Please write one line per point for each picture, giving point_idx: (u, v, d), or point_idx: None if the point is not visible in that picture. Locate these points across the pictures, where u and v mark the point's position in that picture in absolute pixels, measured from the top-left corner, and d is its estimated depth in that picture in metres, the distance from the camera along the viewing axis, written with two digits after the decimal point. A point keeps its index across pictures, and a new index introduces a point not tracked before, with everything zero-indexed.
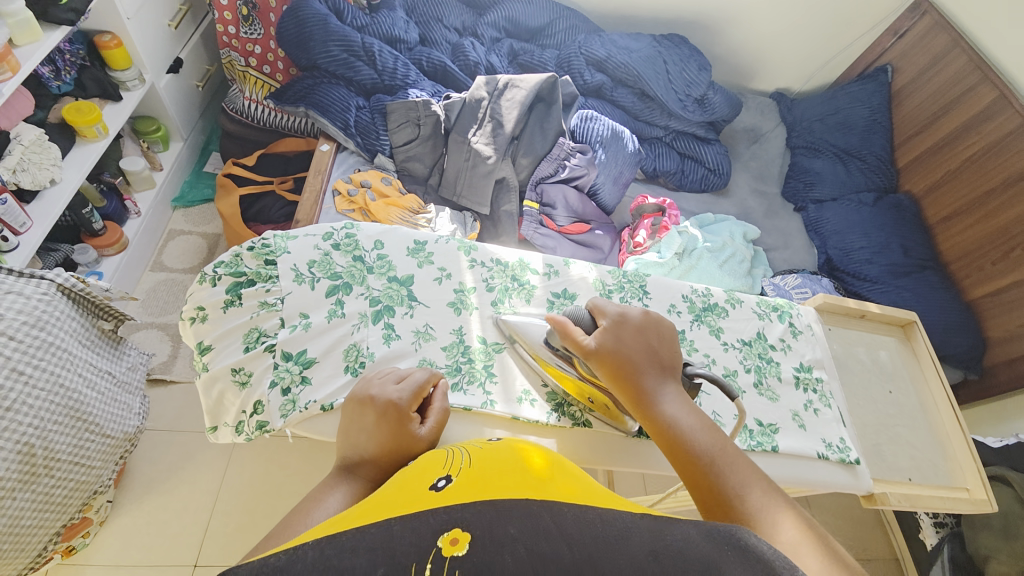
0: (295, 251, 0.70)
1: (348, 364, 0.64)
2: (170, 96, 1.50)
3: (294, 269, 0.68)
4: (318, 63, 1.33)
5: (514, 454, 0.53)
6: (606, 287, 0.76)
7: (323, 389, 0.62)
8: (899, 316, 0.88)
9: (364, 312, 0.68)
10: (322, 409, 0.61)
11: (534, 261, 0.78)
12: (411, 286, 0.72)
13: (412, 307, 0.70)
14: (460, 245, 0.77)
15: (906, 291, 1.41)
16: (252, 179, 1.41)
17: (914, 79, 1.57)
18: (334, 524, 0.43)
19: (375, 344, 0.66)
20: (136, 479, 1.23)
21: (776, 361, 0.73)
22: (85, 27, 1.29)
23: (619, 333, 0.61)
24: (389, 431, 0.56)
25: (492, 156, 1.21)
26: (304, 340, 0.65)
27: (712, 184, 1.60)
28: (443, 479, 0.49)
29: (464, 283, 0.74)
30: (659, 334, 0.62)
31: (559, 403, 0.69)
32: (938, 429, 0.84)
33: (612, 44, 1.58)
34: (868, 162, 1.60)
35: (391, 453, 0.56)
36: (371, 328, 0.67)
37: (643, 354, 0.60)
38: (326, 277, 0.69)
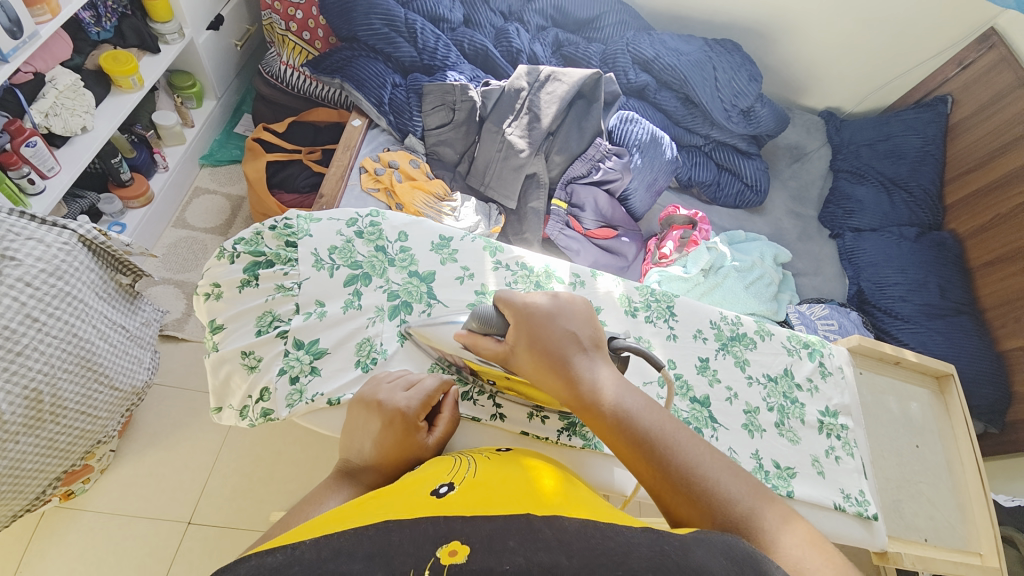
0: (317, 235, 0.68)
1: (360, 358, 0.63)
2: (208, 53, 1.48)
3: (314, 253, 0.67)
4: (358, 35, 1.30)
5: (521, 470, 0.51)
6: (632, 305, 0.72)
7: (332, 381, 0.61)
8: (936, 366, 0.84)
9: (381, 306, 0.66)
10: (328, 403, 0.60)
11: (560, 269, 0.75)
12: (432, 283, 0.69)
13: (431, 306, 0.68)
14: (486, 245, 0.74)
15: (938, 334, 1.34)
16: (281, 146, 1.40)
17: (973, 114, 1.48)
18: (329, 523, 0.41)
19: (389, 340, 0.65)
20: (141, 431, 1.25)
21: (801, 402, 0.70)
22: None
23: (534, 323, 0.56)
24: (394, 440, 0.55)
25: (526, 150, 1.18)
26: (318, 329, 0.63)
27: (747, 201, 1.55)
28: (445, 487, 0.47)
29: (486, 285, 0.71)
30: (574, 315, 0.57)
31: (571, 421, 0.66)
32: (961, 491, 0.80)
33: (662, 44, 1.52)
34: (915, 195, 1.53)
35: (396, 460, 0.55)
36: (386, 323, 0.65)
37: (563, 342, 0.55)
38: (346, 266, 0.67)
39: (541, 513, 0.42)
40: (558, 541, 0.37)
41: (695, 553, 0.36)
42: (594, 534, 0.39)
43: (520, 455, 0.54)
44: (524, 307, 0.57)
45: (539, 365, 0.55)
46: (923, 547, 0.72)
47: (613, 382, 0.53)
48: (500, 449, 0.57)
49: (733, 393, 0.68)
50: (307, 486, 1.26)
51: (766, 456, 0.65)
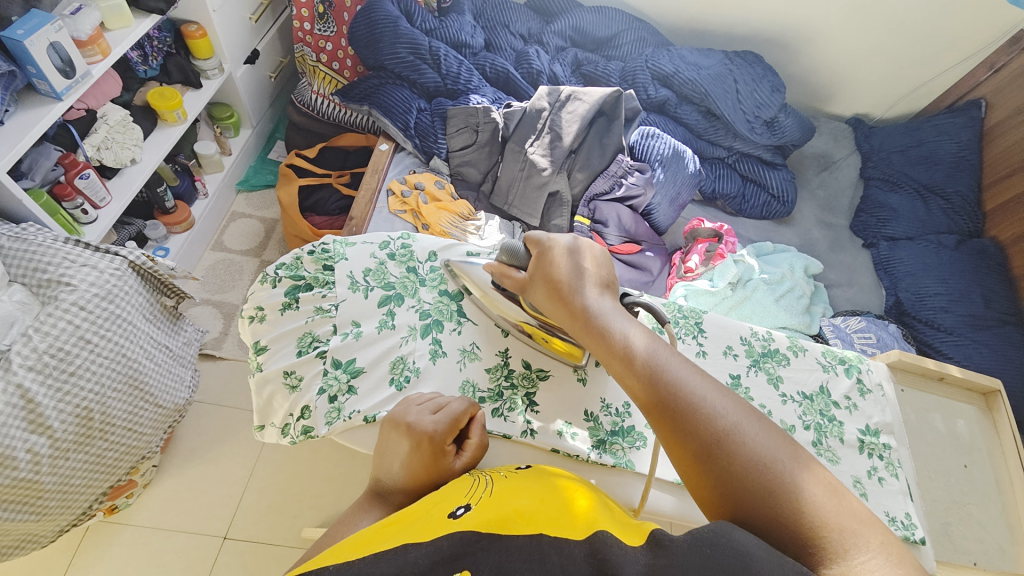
0: (352, 259, 0.70)
1: (394, 376, 0.64)
2: (245, 85, 1.57)
3: (349, 276, 0.69)
4: (385, 64, 1.35)
5: (541, 488, 0.51)
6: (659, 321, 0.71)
7: (367, 400, 0.63)
8: (982, 382, 0.80)
9: (414, 325, 0.67)
10: (364, 421, 0.61)
11: None
12: (461, 301, 0.70)
13: (461, 324, 0.69)
14: None
15: (984, 346, 1.28)
16: (312, 170, 1.46)
17: (1010, 117, 1.44)
18: (352, 550, 0.42)
19: (422, 358, 0.66)
20: (180, 447, 1.30)
21: (839, 420, 0.67)
22: (173, 16, 1.37)
23: (552, 259, 0.62)
24: (422, 464, 0.54)
25: (548, 169, 1.19)
26: (354, 349, 0.65)
27: (774, 212, 1.53)
28: (462, 507, 0.47)
29: None
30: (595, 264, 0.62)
31: (601, 439, 0.66)
32: (1013, 513, 0.75)
33: (681, 59, 1.53)
34: (952, 202, 1.48)
35: (424, 483, 0.55)
36: (418, 342, 0.66)
37: (576, 274, 0.60)
38: (379, 287, 0.69)
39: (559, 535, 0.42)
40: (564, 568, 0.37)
41: (729, 559, 0.36)
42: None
43: (538, 474, 0.55)
44: (547, 246, 0.63)
45: (554, 295, 0.60)
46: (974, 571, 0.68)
47: (619, 316, 0.57)
48: (521, 468, 0.57)
49: (767, 411, 0.65)
50: (338, 502, 1.28)
51: None
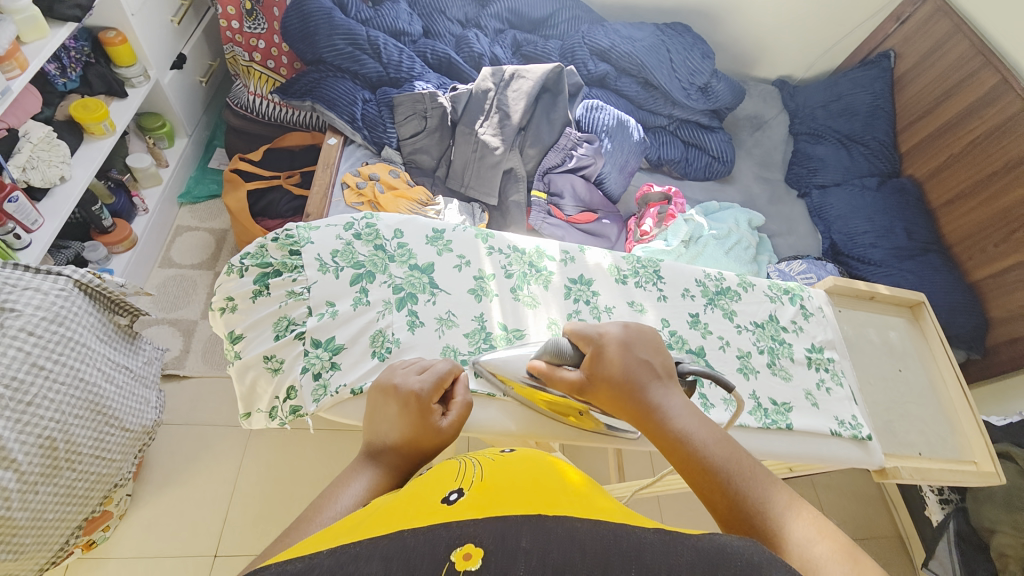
0: (318, 241, 0.69)
1: (375, 349, 0.64)
2: (174, 92, 1.51)
3: (318, 259, 0.68)
4: (323, 57, 1.31)
5: (535, 470, 0.51)
6: (621, 273, 0.74)
7: (352, 373, 0.63)
8: (907, 295, 0.87)
9: (389, 299, 0.67)
10: (351, 393, 0.61)
11: (550, 248, 0.76)
12: (432, 273, 0.71)
13: (435, 295, 0.69)
14: (477, 233, 0.76)
15: (910, 273, 1.42)
16: (258, 174, 1.43)
17: (916, 65, 1.59)
18: (346, 532, 0.39)
19: (401, 329, 0.66)
20: (153, 472, 1.26)
21: (788, 343, 0.73)
22: (88, 23, 1.29)
23: (605, 353, 0.58)
24: (412, 423, 0.55)
25: (500, 147, 1.21)
26: (332, 327, 0.65)
27: (716, 172, 1.64)
28: (455, 492, 0.47)
29: (483, 270, 0.73)
30: (646, 340, 0.59)
31: None
32: (946, 405, 0.83)
33: (615, 33, 1.58)
34: (871, 147, 1.64)
35: (415, 445, 0.55)
36: (395, 314, 0.67)
37: (637, 365, 0.57)
38: (349, 266, 0.69)
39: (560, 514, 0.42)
40: (571, 536, 0.36)
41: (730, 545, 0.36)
42: (606, 522, 0.39)
43: (526, 455, 0.55)
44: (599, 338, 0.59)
45: (613, 391, 0.57)
46: (915, 460, 0.76)
47: (683, 410, 0.54)
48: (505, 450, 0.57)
49: (724, 341, 0.70)
50: None
51: (763, 395, 0.68)
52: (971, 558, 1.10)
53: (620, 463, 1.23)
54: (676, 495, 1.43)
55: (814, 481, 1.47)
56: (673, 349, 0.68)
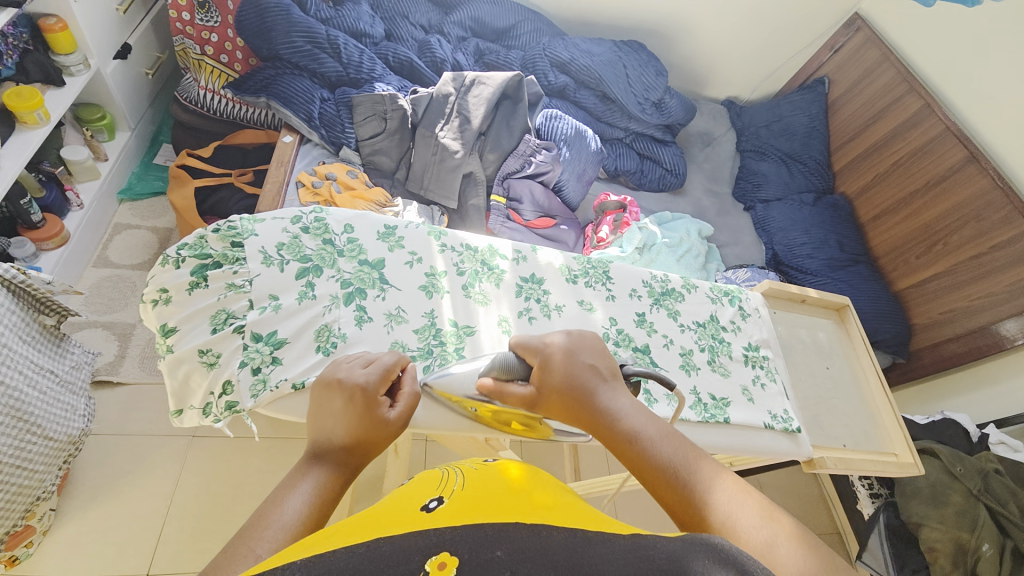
0: (263, 234, 0.67)
1: (320, 344, 0.63)
2: (116, 82, 1.43)
3: (262, 252, 0.66)
4: (280, 54, 1.28)
5: (505, 484, 0.53)
6: (572, 273, 0.76)
7: (294, 368, 0.62)
8: (834, 299, 0.93)
9: (336, 294, 0.66)
10: (293, 388, 0.60)
11: (503, 247, 0.77)
12: (383, 269, 0.70)
13: (384, 290, 0.68)
14: (430, 231, 0.75)
15: (841, 283, 1.53)
16: (207, 171, 1.38)
17: (847, 90, 1.74)
18: (317, 542, 0.39)
19: (348, 324, 0.65)
20: (79, 487, 1.17)
21: (727, 341, 0.77)
22: (28, 10, 1.22)
23: (550, 362, 0.58)
24: (357, 414, 0.53)
25: (461, 151, 1.22)
26: (274, 322, 0.63)
27: (669, 184, 1.72)
28: (435, 500, 0.49)
29: (435, 267, 0.72)
30: (592, 345, 0.59)
31: None
32: (868, 401, 0.88)
33: (575, 47, 1.64)
34: (809, 165, 1.77)
35: (365, 441, 0.52)
36: (343, 309, 0.66)
37: (584, 370, 0.56)
38: (295, 260, 0.67)
39: (532, 520, 0.44)
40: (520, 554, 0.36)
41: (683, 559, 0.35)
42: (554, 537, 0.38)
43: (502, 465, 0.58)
44: (544, 349, 0.59)
45: (562, 397, 0.56)
46: (841, 451, 0.81)
47: (629, 409, 0.53)
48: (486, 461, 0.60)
49: (667, 339, 0.74)
50: None
51: (703, 390, 0.72)
52: (902, 551, 1.15)
53: (576, 464, 1.26)
54: (630, 497, 1.47)
55: (759, 481, 1.54)
56: (619, 346, 0.70)
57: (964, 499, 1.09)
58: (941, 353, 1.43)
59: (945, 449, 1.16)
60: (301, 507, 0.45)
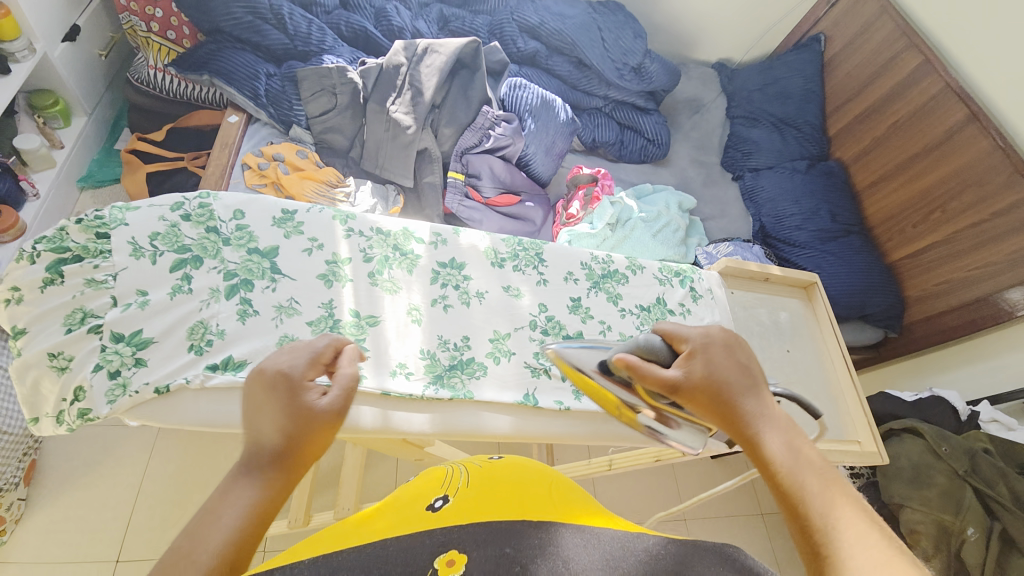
0: (135, 224, 0.63)
1: (192, 342, 0.59)
2: (67, 67, 1.36)
3: (131, 243, 0.62)
4: (221, 27, 1.20)
5: (516, 478, 0.53)
6: (499, 256, 0.73)
7: (160, 369, 0.58)
8: (800, 277, 0.86)
9: (216, 287, 0.62)
10: (154, 392, 0.56)
11: (419, 230, 0.73)
12: (275, 257, 0.65)
13: (275, 281, 0.64)
14: (335, 214, 0.71)
15: (831, 255, 1.45)
16: (162, 155, 1.33)
17: (844, 48, 1.61)
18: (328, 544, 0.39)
19: (227, 320, 0.61)
20: (48, 476, 1.15)
21: (673, 326, 0.73)
22: None
23: (709, 354, 0.52)
24: (282, 407, 0.42)
25: (413, 126, 1.14)
26: (139, 319, 0.59)
27: (650, 155, 1.63)
28: (440, 499, 0.48)
29: (338, 253, 0.68)
30: (747, 349, 0.53)
31: (438, 375, 0.63)
32: (832, 386, 0.82)
33: (546, 10, 1.53)
34: (802, 131, 1.65)
35: (304, 441, 0.41)
36: (223, 303, 0.61)
37: (741, 371, 0.50)
38: (170, 252, 0.63)
39: (538, 518, 0.44)
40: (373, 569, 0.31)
41: None
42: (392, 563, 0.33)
43: (514, 462, 0.57)
44: (702, 338, 0.53)
45: (703, 393, 0.50)
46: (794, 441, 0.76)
47: (778, 427, 0.45)
48: (492, 458, 0.58)
49: (608, 325, 0.70)
50: None
51: None
52: None
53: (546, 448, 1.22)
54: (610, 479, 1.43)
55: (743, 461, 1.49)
56: (548, 334, 0.68)
57: (948, 479, 1.03)
58: (935, 327, 1.36)
59: (929, 428, 1.09)
60: (242, 509, 0.36)
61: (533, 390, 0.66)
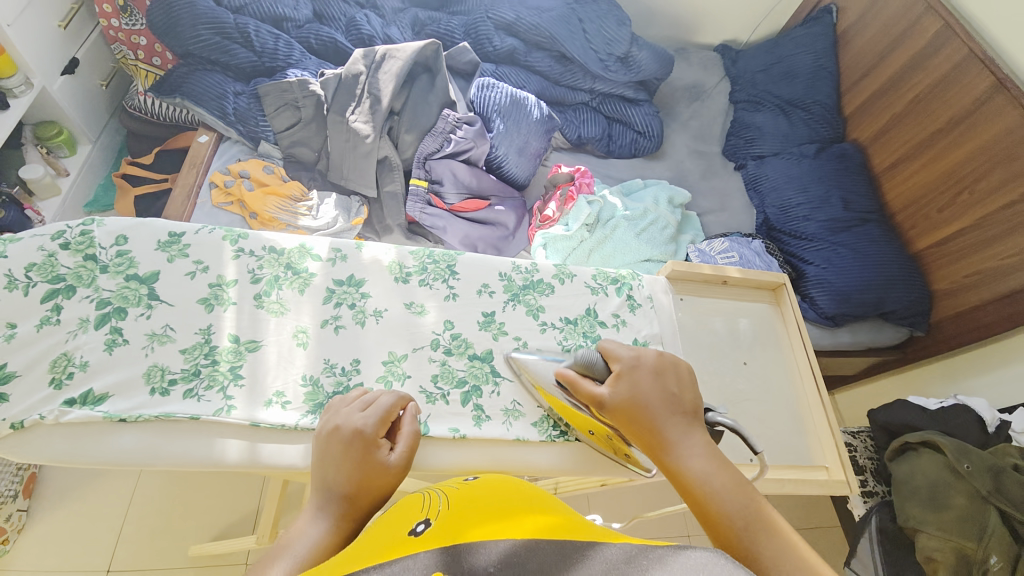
0: (11, 255, 0.60)
1: (54, 376, 0.57)
2: (66, 98, 1.43)
3: (4, 274, 0.59)
4: (190, 50, 1.22)
5: (499, 493, 0.44)
6: (404, 270, 0.72)
7: (19, 405, 0.56)
8: (765, 279, 0.83)
9: (87, 317, 0.60)
10: (10, 428, 0.55)
11: (317, 246, 0.71)
12: (154, 283, 0.63)
13: (151, 308, 0.62)
14: (226, 233, 0.69)
15: (844, 247, 1.30)
16: (149, 178, 1.38)
17: (859, 18, 1.46)
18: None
19: (93, 352, 0.59)
20: (47, 489, 1.22)
21: (602, 338, 0.72)
22: None
23: (636, 380, 0.57)
24: (355, 461, 0.51)
25: (371, 135, 1.12)
26: (4, 353, 0.57)
27: (642, 148, 1.53)
28: (423, 523, 0.40)
29: (224, 276, 0.66)
30: (676, 375, 0.58)
31: (318, 403, 0.62)
32: (800, 402, 0.79)
33: (522, 5, 1.47)
34: (813, 112, 1.50)
35: (364, 484, 0.50)
36: (91, 334, 0.59)
37: (668, 398, 0.55)
38: (44, 281, 0.60)
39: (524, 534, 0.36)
40: None
41: None
42: None
43: (493, 481, 0.47)
44: (631, 363, 0.58)
45: (630, 414, 0.55)
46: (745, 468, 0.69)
47: (702, 449, 0.51)
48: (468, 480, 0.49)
49: (524, 341, 0.70)
50: (230, 514, 1.23)
51: None
52: (896, 559, 0.99)
53: None
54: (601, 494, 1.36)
55: None
56: (449, 354, 0.67)
57: (969, 501, 0.90)
58: (966, 325, 1.20)
59: (948, 441, 0.95)
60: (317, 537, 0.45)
61: (428, 417, 0.64)
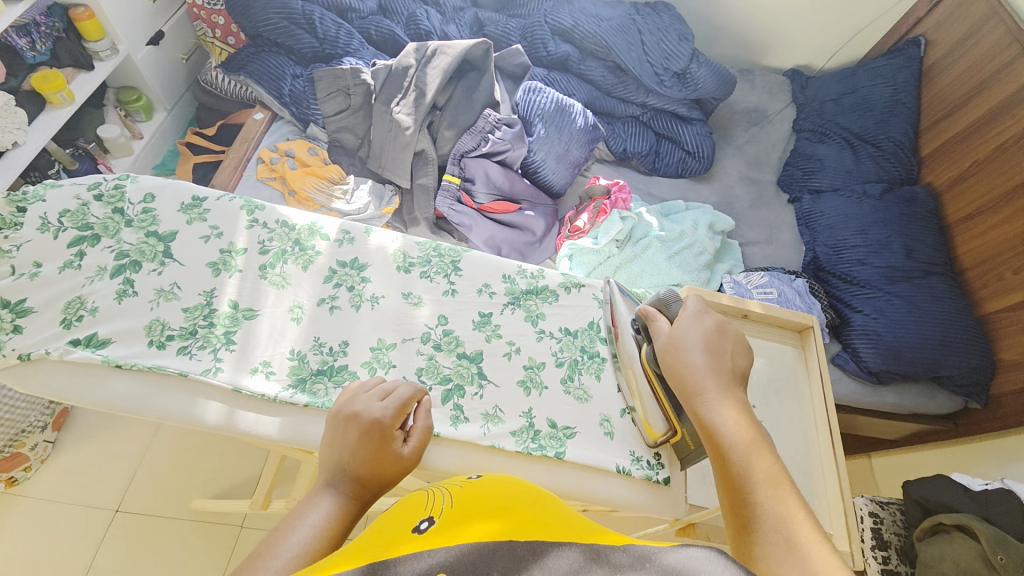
0: (51, 200, 0.66)
1: (66, 316, 0.61)
2: (149, 68, 1.54)
3: (41, 218, 0.65)
4: (261, 32, 1.30)
5: (502, 494, 0.42)
6: (408, 260, 0.73)
7: (32, 337, 0.59)
8: (791, 319, 0.79)
9: (104, 266, 0.64)
10: (18, 358, 0.58)
11: (327, 226, 0.74)
12: (170, 242, 0.67)
13: (163, 265, 0.66)
14: (244, 204, 0.72)
15: (899, 298, 1.19)
16: (209, 148, 1.46)
17: (947, 54, 1.34)
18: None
19: (104, 299, 0.63)
20: (77, 424, 1.31)
21: (600, 357, 0.71)
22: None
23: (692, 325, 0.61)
24: (371, 449, 0.52)
25: (412, 127, 1.14)
26: (27, 289, 0.61)
27: (690, 169, 1.47)
28: (425, 521, 0.38)
29: (235, 243, 0.69)
30: (731, 335, 0.60)
31: (302, 378, 0.63)
32: (812, 458, 0.72)
33: (581, 13, 1.45)
34: (883, 149, 1.38)
35: (373, 475, 0.51)
36: (105, 281, 0.63)
37: (717, 347, 0.59)
38: (73, 228, 0.65)
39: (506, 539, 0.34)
40: None
41: None
42: None
43: (498, 480, 0.45)
44: (693, 310, 0.62)
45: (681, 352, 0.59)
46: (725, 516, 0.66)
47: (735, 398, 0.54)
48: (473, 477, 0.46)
49: (517, 347, 0.70)
50: (232, 475, 1.28)
51: (544, 415, 0.66)
52: None
53: None
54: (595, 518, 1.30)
55: None
56: (438, 350, 0.67)
57: None
58: None
59: (985, 528, 0.85)
60: (309, 534, 0.43)
61: None
